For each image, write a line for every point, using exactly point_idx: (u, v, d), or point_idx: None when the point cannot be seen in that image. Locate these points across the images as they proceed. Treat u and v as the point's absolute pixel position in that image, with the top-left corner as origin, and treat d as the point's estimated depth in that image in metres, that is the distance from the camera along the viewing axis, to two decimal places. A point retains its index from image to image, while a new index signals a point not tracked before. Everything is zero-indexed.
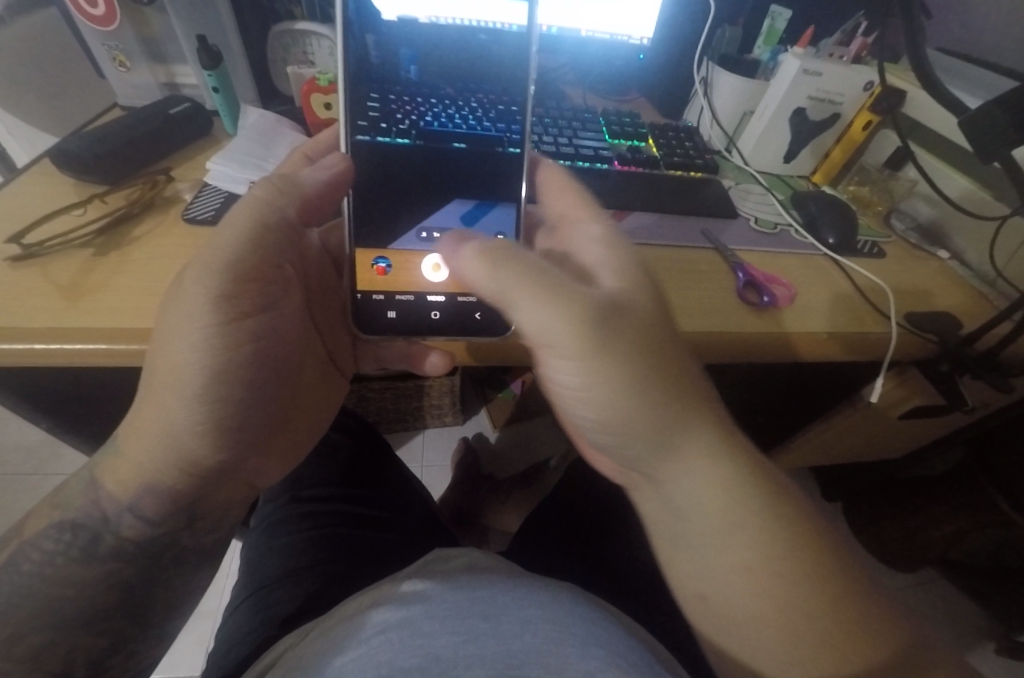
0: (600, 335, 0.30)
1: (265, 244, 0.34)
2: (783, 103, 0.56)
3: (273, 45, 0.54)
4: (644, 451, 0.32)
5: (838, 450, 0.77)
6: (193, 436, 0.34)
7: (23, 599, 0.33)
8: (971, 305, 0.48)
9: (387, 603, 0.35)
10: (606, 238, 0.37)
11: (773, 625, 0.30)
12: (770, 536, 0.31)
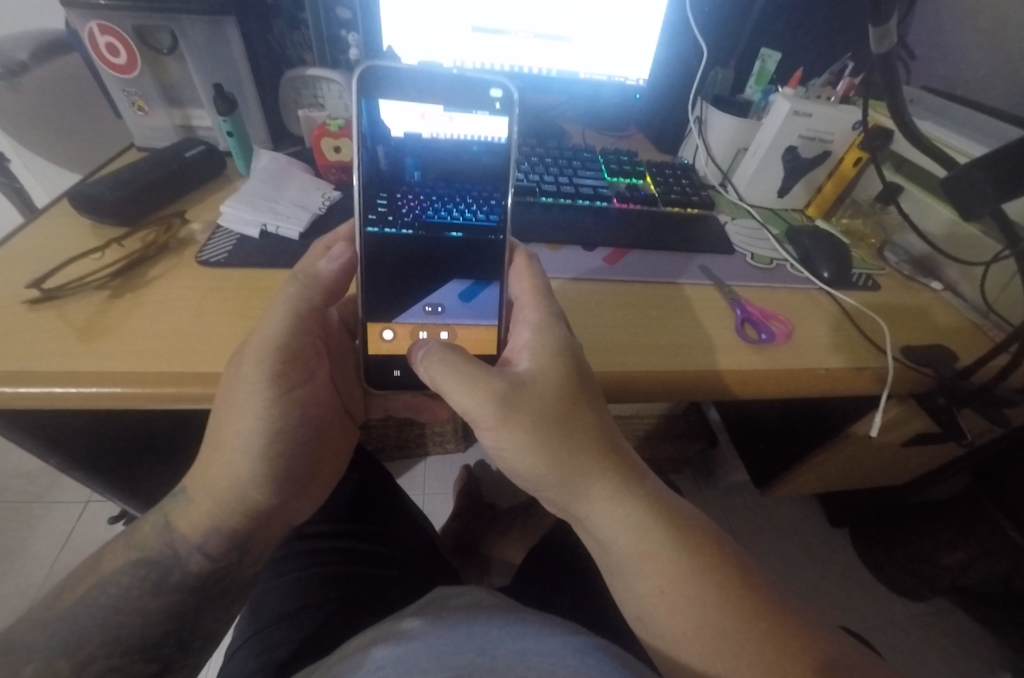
0: (496, 408, 0.33)
1: (304, 324, 0.37)
2: (776, 142, 0.58)
3: (285, 89, 0.56)
4: (557, 493, 0.35)
5: (839, 477, 0.77)
6: (253, 488, 0.37)
7: (89, 628, 0.35)
8: (967, 336, 0.49)
9: (385, 641, 0.35)
10: (537, 325, 0.37)
11: (711, 657, 0.31)
12: (672, 560, 0.33)
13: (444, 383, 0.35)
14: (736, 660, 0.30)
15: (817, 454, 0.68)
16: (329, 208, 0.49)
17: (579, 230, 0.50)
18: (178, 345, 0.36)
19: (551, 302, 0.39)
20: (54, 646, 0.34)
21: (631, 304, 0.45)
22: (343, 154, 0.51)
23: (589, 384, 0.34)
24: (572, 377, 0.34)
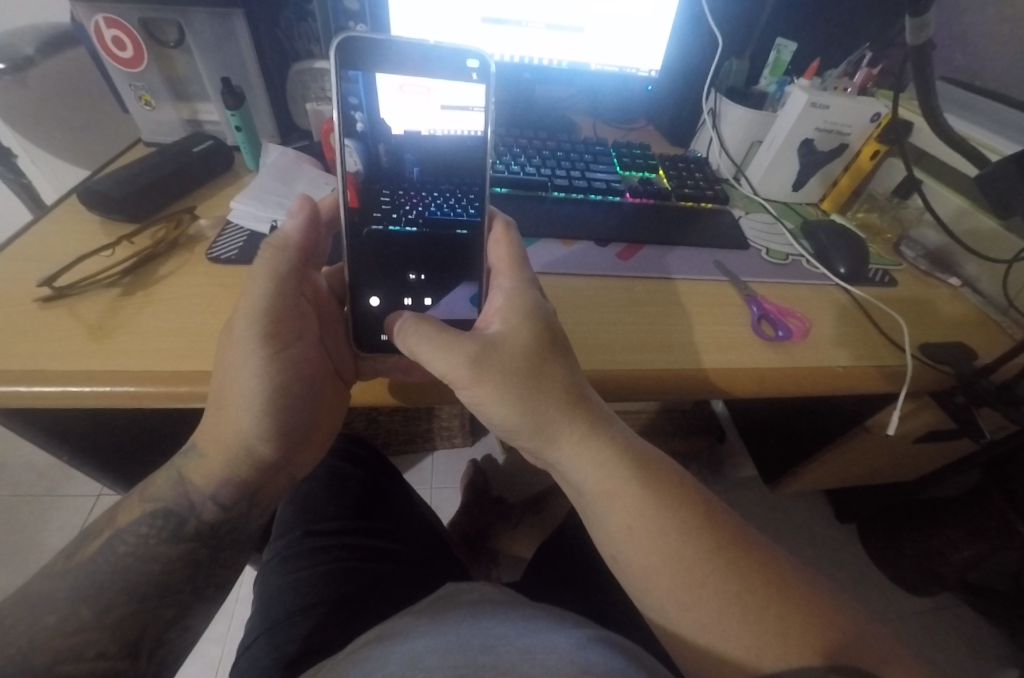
0: (471, 364, 0.34)
1: (283, 286, 0.36)
2: (792, 134, 0.56)
3: (293, 83, 0.55)
4: (529, 439, 0.36)
5: (850, 473, 0.77)
6: (260, 441, 0.37)
7: (109, 576, 0.36)
8: (986, 334, 0.48)
9: (399, 639, 0.36)
10: (509, 292, 0.37)
11: (687, 600, 0.32)
12: (637, 498, 0.33)
13: (420, 355, 0.35)
14: (709, 602, 0.31)
15: (829, 450, 0.68)
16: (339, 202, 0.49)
17: (592, 226, 0.50)
18: (190, 342, 0.36)
19: (527, 271, 0.39)
20: (74, 594, 0.35)
21: (645, 301, 0.44)
22: None
23: (559, 339, 0.36)
24: (543, 335, 0.35)
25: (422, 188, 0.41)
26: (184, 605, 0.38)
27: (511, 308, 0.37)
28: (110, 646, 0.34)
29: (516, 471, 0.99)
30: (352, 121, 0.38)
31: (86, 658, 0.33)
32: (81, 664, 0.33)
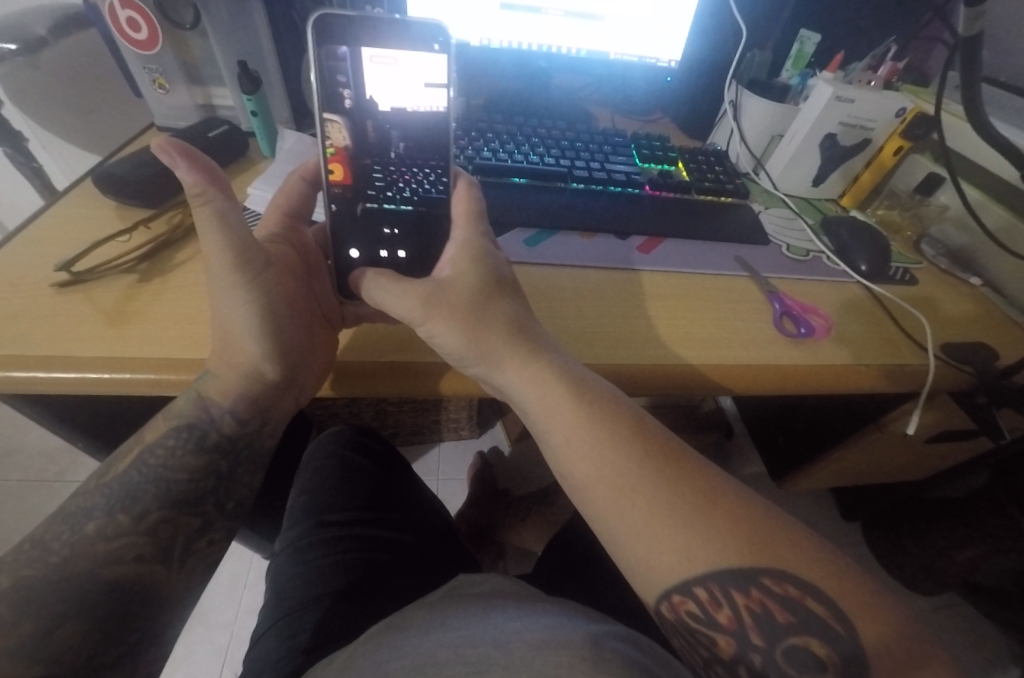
0: (422, 294, 0.35)
1: (230, 223, 0.33)
2: (814, 128, 0.55)
3: (308, 68, 0.54)
4: (465, 356, 0.36)
5: (860, 472, 0.77)
6: (266, 359, 0.37)
7: (145, 484, 0.36)
8: (1009, 335, 0.48)
9: (414, 633, 0.36)
10: (462, 245, 0.39)
11: (620, 507, 0.32)
12: (574, 412, 0.34)
13: (382, 301, 0.37)
14: (640, 510, 0.31)
15: (841, 448, 0.68)
16: None
17: (612, 218, 0.49)
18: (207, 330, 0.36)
19: (482, 227, 0.40)
20: (111, 499, 0.35)
21: (665, 296, 0.44)
22: None
23: (499, 283, 0.38)
24: (485, 278, 0.37)
25: (413, 165, 0.41)
26: (210, 514, 0.38)
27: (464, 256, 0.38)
28: (147, 548, 0.35)
29: (522, 464, 1.00)
30: (340, 97, 0.37)
31: (126, 560, 0.34)
32: (123, 564, 0.34)
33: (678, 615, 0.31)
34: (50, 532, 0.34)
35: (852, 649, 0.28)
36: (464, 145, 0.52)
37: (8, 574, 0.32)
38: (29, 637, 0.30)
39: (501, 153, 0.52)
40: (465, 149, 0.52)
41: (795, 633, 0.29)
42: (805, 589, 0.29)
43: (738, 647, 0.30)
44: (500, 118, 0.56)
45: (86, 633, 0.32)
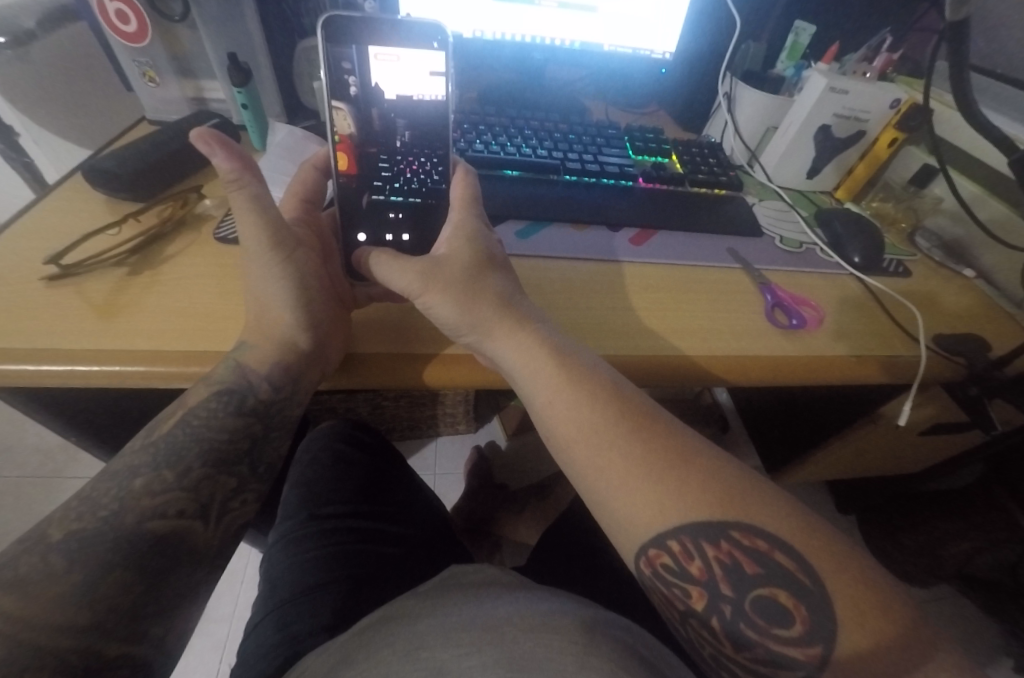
0: (421, 266, 0.36)
1: (264, 204, 0.36)
2: (808, 120, 0.55)
3: (299, 60, 0.54)
4: (455, 322, 0.36)
5: (854, 464, 0.77)
6: (299, 330, 0.37)
7: (187, 443, 0.35)
8: (1000, 326, 0.48)
9: (407, 622, 0.36)
10: (459, 226, 0.39)
11: (597, 464, 0.33)
12: (557, 374, 0.35)
13: (382, 273, 0.38)
14: (616, 466, 0.32)
15: (835, 440, 0.68)
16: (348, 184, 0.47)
17: (604, 210, 0.49)
18: (206, 325, 0.36)
19: (479, 212, 0.41)
20: (154, 458, 0.34)
21: (658, 288, 0.44)
22: None
23: (492, 260, 0.39)
24: (478, 253, 0.38)
25: (420, 154, 0.42)
26: (245, 475, 0.37)
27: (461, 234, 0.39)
28: (189, 504, 0.34)
29: (518, 458, 1.00)
30: (345, 84, 0.38)
31: (169, 515, 0.33)
32: (166, 519, 0.33)
33: (654, 569, 0.32)
34: (96, 488, 0.33)
35: (818, 601, 0.28)
36: (456, 138, 0.52)
37: (58, 528, 0.31)
38: (78, 585, 0.29)
39: (495, 145, 0.52)
40: (459, 142, 0.52)
41: (762, 583, 0.29)
42: (774, 543, 0.29)
43: (709, 599, 0.31)
44: (494, 111, 0.56)
45: (134, 583, 0.31)
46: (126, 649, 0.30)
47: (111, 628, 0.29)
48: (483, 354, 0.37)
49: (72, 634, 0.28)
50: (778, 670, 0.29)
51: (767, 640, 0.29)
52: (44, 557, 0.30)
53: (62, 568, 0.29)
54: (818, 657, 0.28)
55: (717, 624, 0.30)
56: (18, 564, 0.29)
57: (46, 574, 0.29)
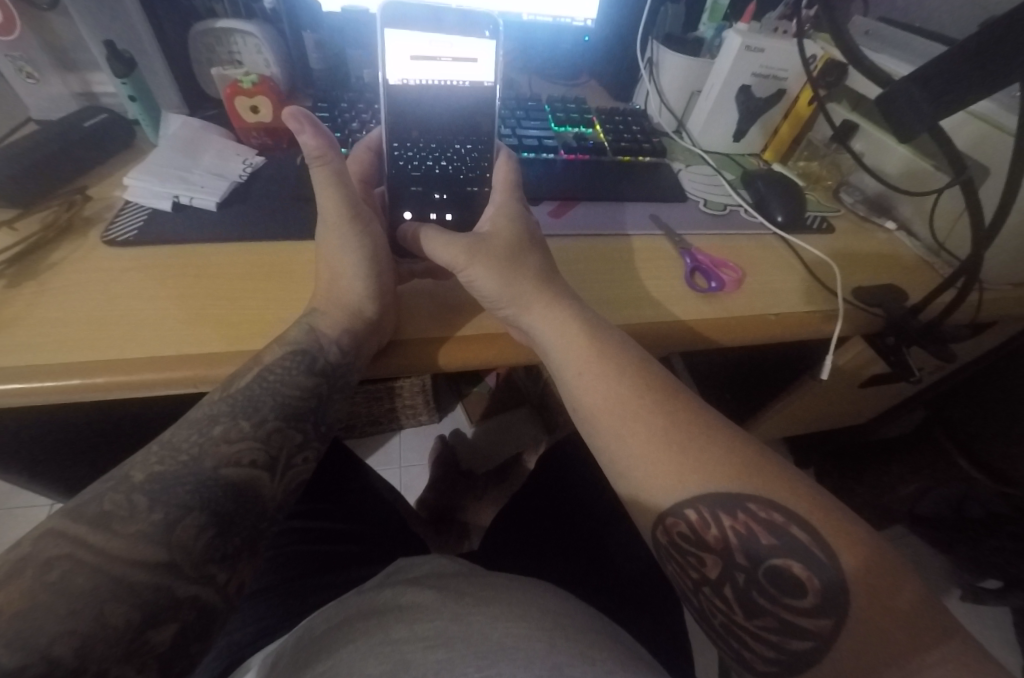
0: (467, 242, 0.39)
1: (344, 182, 0.37)
2: (728, 82, 0.55)
3: (196, 45, 0.51)
4: (497, 291, 0.38)
5: (801, 420, 0.79)
6: (367, 299, 0.38)
7: (263, 396, 0.35)
8: (916, 273, 0.49)
9: (367, 616, 0.36)
10: (502, 205, 0.42)
11: (621, 432, 0.35)
12: (582, 344, 0.37)
13: (428, 244, 0.40)
14: (639, 435, 0.34)
15: (783, 399, 0.70)
16: (251, 175, 0.44)
17: (524, 184, 0.48)
18: (172, 327, 0.34)
19: (519, 195, 0.44)
20: (232, 409, 0.34)
21: (579, 262, 0.43)
22: (261, 115, 0.46)
23: (536, 240, 0.40)
24: (520, 229, 0.40)
25: (408, 141, 0.43)
26: (309, 432, 0.37)
27: (502, 214, 0.42)
28: (260, 454, 0.34)
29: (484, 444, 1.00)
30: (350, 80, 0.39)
31: (243, 463, 0.33)
32: (239, 468, 0.33)
33: (670, 537, 0.33)
34: (176, 433, 0.33)
35: (828, 574, 0.29)
36: (350, 119, 0.50)
37: (141, 471, 0.31)
38: (158, 523, 0.29)
39: None
40: (368, 124, 0.50)
41: (776, 554, 0.30)
42: (790, 518, 0.30)
43: (724, 567, 0.32)
44: None
45: (208, 527, 0.30)
46: (194, 591, 0.28)
47: (185, 568, 0.28)
48: (518, 327, 0.39)
49: (148, 570, 0.27)
50: (789, 638, 0.29)
51: (779, 609, 0.30)
52: (128, 495, 0.29)
53: (144, 507, 0.29)
54: (828, 629, 0.28)
55: (729, 592, 0.31)
56: (101, 500, 0.29)
57: (129, 511, 0.29)
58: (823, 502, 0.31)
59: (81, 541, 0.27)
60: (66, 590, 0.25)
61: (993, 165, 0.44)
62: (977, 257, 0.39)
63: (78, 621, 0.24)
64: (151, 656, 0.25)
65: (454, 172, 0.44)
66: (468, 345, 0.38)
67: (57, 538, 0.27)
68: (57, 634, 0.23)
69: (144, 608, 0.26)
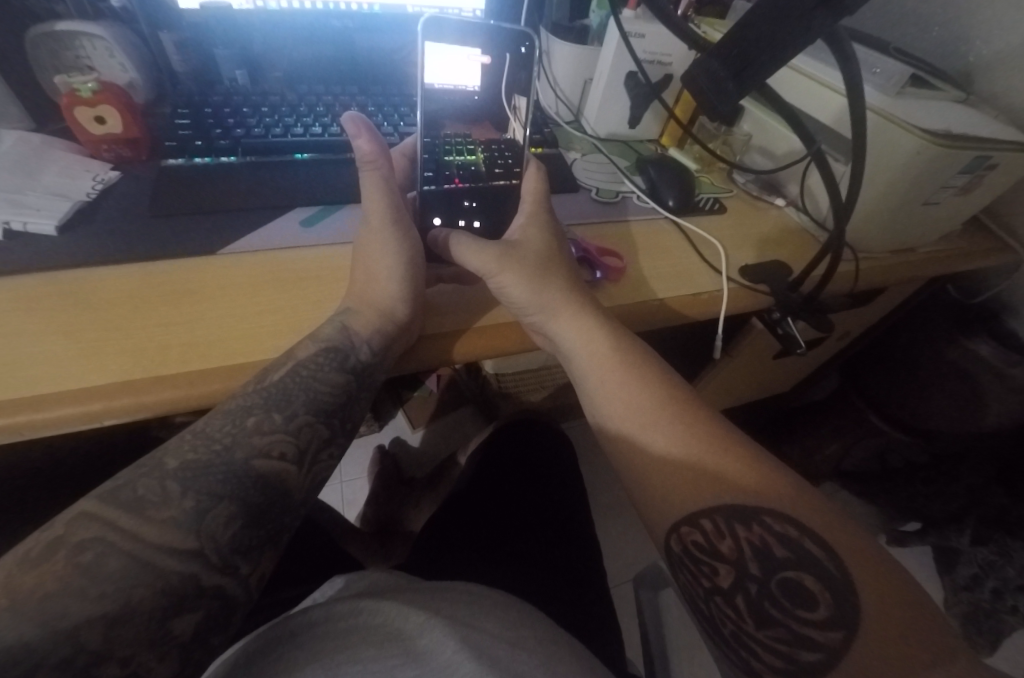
0: (498, 250, 0.39)
1: (391, 188, 0.39)
2: (614, 69, 0.55)
3: (36, 51, 0.46)
4: (528, 299, 0.39)
5: (723, 393, 0.83)
6: (399, 301, 0.38)
7: (296, 390, 0.34)
8: (798, 246, 0.52)
9: (325, 629, 0.34)
10: (531, 218, 0.42)
11: (646, 432, 0.38)
12: (599, 347, 0.40)
13: (457, 253, 0.40)
14: (663, 437, 0.37)
15: (708, 373, 0.74)
16: (102, 193, 0.41)
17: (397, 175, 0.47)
18: (59, 363, 0.31)
19: (547, 210, 0.43)
20: (266, 399, 0.33)
21: None
22: (109, 125, 0.42)
23: (565, 248, 0.42)
24: (553, 241, 0.42)
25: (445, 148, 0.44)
26: (336, 428, 0.36)
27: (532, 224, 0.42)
28: (289, 447, 0.33)
29: (428, 446, 0.99)
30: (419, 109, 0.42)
31: (273, 455, 0.32)
32: (269, 460, 0.32)
33: (683, 546, 0.34)
34: (211, 423, 0.31)
35: (841, 588, 0.29)
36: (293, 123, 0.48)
37: (174, 457, 0.30)
38: (190, 510, 0.28)
39: (301, 127, 0.48)
40: (233, 129, 0.46)
41: (790, 567, 0.31)
42: (802, 530, 0.31)
43: (737, 577, 0.32)
44: (286, 93, 0.52)
45: (236, 517, 0.29)
46: (220, 581, 0.28)
47: (212, 555, 0.28)
48: (542, 333, 0.41)
49: (177, 556, 0.27)
50: (799, 649, 0.29)
51: (792, 622, 0.30)
52: (161, 481, 0.28)
53: (177, 493, 0.28)
54: (838, 642, 0.28)
55: (741, 603, 0.32)
56: (135, 486, 0.28)
57: (162, 498, 0.28)
58: (817, 505, 0.33)
59: (114, 524, 0.26)
60: (100, 573, 0.25)
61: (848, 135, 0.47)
62: (838, 229, 0.40)
63: (106, 606, 0.24)
64: (172, 644, 0.25)
65: (483, 174, 0.45)
66: (474, 339, 0.39)
67: (89, 521, 0.26)
68: (86, 616, 0.23)
69: (170, 595, 0.26)
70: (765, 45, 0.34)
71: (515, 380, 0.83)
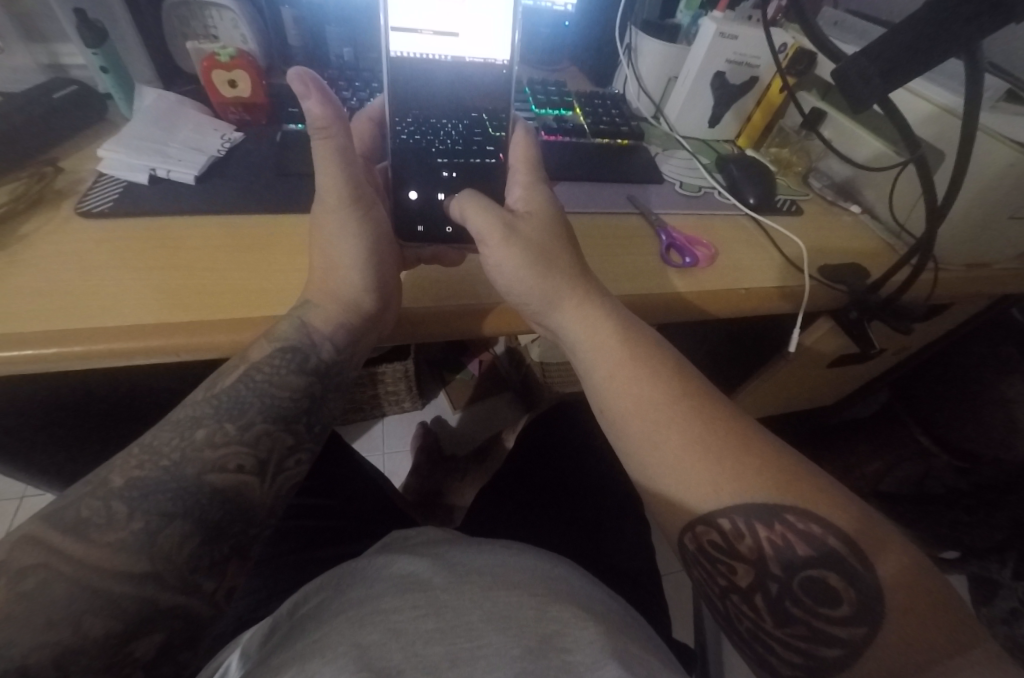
0: (504, 220, 0.39)
1: (349, 157, 0.36)
2: (703, 67, 0.57)
3: (169, 20, 0.50)
4: (533, 286, 0.39)
5: (774, 400, 0.83)
6: (363, 293, 0.38)
7: (250, 399, 0.35)
8: (875, 253, 0.52)
9: (369, 581, 0.35)
10: (529, 187, 0.42)
11: (656, 436, 0.36)
12: (610, 345, 0.39)
13: (468, 211, 0.40)
14: (675, 442, 0.35)
15: (759, 376, 0.74)
16: (229, 150, 0.44)
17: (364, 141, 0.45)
18: (157, 297, 0.33)
19: (540, 178, 0.43)
20: (216, 410, 0.34)
21: (596, 239, 0.46)
22: (237, 88, 0.45)
23: (566, 225, 0.41)
24: (556, 212, 0.41)
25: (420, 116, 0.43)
26: (303, 434, 0.37)
27: (533, 193, 0.42)
28: (246, 459, 0.34)
29: (467, 428, 1.01)
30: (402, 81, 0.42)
31: (229, 469, 0.33)
32: (224, 474, 0.33)
33: (698, 543, 0.35)
34: (157, 437, 0.32)
35: (866, 583, 0.30)
36: (347, 96, 0.50)
37: (120, 475, 0.31)
38: (139, 533, 0.29)
39: None
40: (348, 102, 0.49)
41: (813, 566, 0.31)
42: (829, 530, 0.31)
43: (756, 576, 0.33)
44: None
45: (193, 535, 0.31)
46: (179, 599, 0.29)
47: (168, 579, 0.29)
48: (546, 322, 0.41)
49: (127, 580, 0.28)
50: (819, 645, 0.31)
51: (813, 618, 0.31)
52: (106, 502, 0.29)
53: (123, 514, 0.29)
54: (861, 637, 0.29)
55: (760, 601, 0.33)
56: (78, 506, 0.29)
57: (106, 519, 0.29)
58: (860, 515, 0.31)
59: (56, 549, 0.27)
60: (43, 600, 0.25)
61: (948, 147, 0.47)
62: (930, 235, 0.41)
63: (56, 634, 0.25)
64: (131, 666, 0.27)
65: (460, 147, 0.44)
66: (511, 316, 0.41)
67: (32, 546, 0.27)
68: (35, 644, 0.24)
69: (125, 620, 0.27)
70: (911, 60, 0.36)
71: (559, 370, 0.85)
